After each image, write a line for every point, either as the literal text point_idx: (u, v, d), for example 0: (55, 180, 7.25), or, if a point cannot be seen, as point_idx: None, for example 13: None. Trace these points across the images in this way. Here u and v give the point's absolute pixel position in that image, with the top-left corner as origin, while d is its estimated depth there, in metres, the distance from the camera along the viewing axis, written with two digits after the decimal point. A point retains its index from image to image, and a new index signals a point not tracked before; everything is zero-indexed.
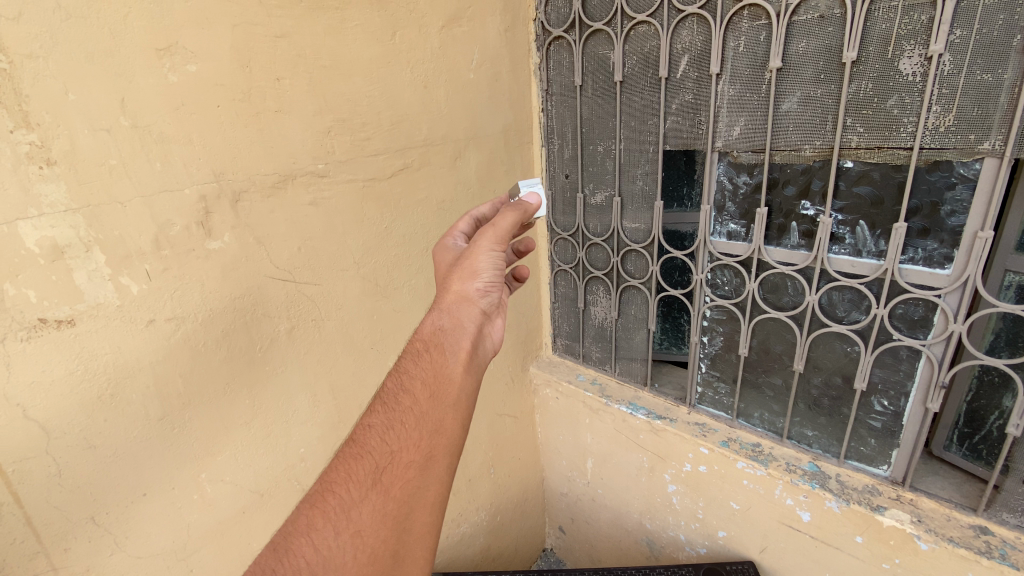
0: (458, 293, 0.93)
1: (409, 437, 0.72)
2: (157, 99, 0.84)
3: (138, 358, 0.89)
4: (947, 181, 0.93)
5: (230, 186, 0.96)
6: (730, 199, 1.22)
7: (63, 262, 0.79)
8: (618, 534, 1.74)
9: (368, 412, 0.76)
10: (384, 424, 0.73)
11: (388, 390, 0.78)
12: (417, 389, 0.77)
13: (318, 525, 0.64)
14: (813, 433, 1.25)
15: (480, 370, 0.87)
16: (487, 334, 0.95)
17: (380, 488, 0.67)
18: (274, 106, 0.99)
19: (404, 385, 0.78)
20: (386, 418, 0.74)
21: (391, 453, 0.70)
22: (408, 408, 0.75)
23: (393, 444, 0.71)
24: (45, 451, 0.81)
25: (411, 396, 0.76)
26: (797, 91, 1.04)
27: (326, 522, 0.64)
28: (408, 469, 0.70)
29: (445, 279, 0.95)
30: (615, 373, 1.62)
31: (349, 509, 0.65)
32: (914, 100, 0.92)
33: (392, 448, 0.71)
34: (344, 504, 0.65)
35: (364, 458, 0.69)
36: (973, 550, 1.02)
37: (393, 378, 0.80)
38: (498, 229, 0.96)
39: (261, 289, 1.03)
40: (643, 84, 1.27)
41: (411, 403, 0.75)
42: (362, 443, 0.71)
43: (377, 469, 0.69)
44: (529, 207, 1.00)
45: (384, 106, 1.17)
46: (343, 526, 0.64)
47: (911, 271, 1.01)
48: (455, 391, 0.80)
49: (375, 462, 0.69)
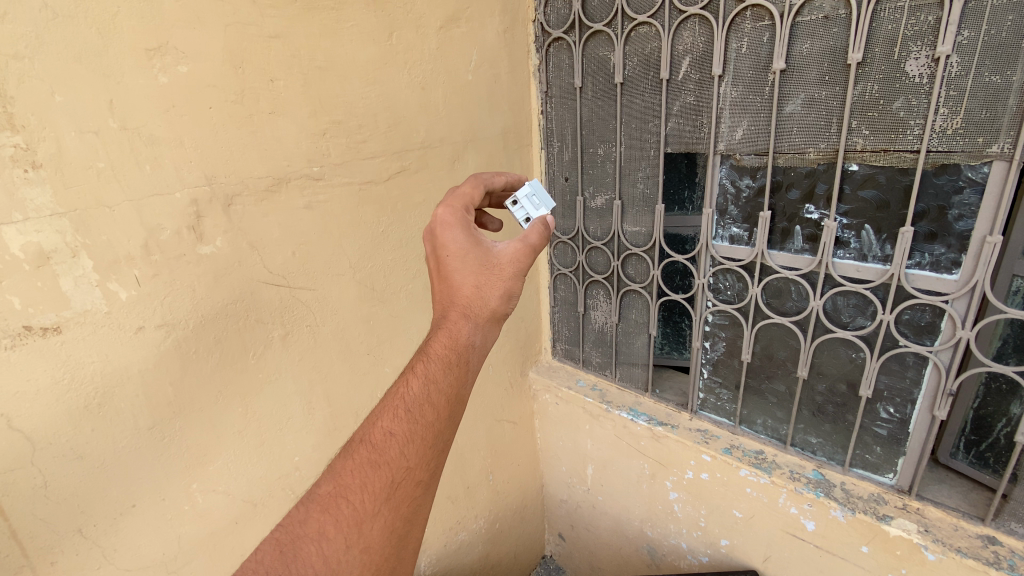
0: (494, 310, 0.84)
1: (425, 456, 0.70)
2: (147, 100, 0.82)
3: (126, 366, 0.86)
4: (954, 185, 0.91)
5: (222, 190, 0.93)
6: (732, 202, 1.20)
7: (48, 268, 0.77)
8: (618, 542, 1.72)
9: (384, 413, 0.71)
10: (405, 437, 0.69)
11: (413, 396, 0.72)
12: (441, 402, 0.73)
13: (330, 534, 0.64)
14: (816, 440, 1.22)
15: None
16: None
17: (391, 503, 0.67)
18: (268, 108, 0.97)
19: (431, 395, 0.73)
20: (408, 429, 0.70)
21: (406, 469, 0.69)
22: (429, 422, 0.71)
23: (409, 459, 0.69)
24: (30, 462, 0.78)
25: (435, 409, 0.72)
26: (801, 93, 1.02)
27: (337, 531, 0.64)
28: (417, 488, 0.70)
29: (482, 283, 0.83)
30: (616, 378, 1.59)
31: (361, 523, 0.65)
32: (920, 102, 0.91)
33: (408, 464, 0.69)
34: (355, 518, 0.65)
35: (380, 470, 0.67)
36: (981, 561, 0.99)
37: (418, 382, 0.73)
38: (532, 253, 0.90)
39: (254, 294, 1.01)
40: (643, 85, 1.25)
41: (433, 418, 0.72)
42: (381, 452, 0.68)
43: (391, 484, 0.67)
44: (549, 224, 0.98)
45: (380, 108, 1.15)
46: (354, 541, 0.64)
47: (917, 276, 0.99)
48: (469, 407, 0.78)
49: (391, 476, 0.68)
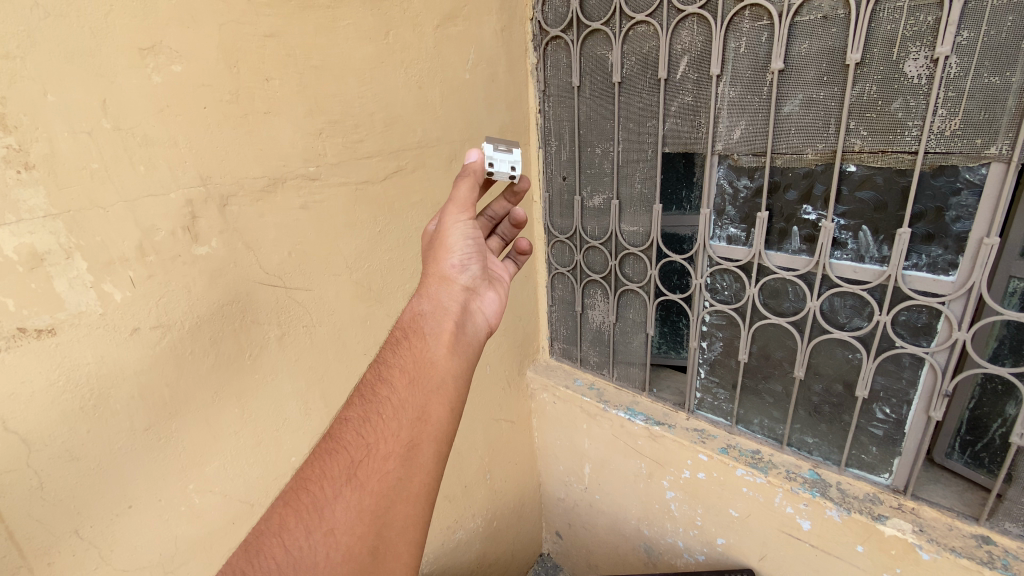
0: (437, 275, 0.91)
1: (386, 429, 0.69)
2: (141, 100, 0.82)
3: (121, 367, 0.86)
4: (952, 186, 0.91)
5: (217, 190, 0.93)
6: (730, 202, 1.20)
7: (43, 270, 0.76)
8: (615, 540, 1.72)
9: (347, 406, 0.74)
10: (360, 418, 0.70)
11: (367, 382, 0.76)
12: (395, 378, 0.75)
13: (290, 525, 0.61)
14: (813, 440, 1.23)
15: (466, 347, 0.85)
16: (475, 311, 0.94)
17: (355, 482, 0.65)
18: (263, 107, 0.96)
19: (384, 375, 0.76)
20: (363, 411, 0.71)
21: (367, 445, 0.68)
22: (385, 399, 0.73)
23: (369, 436, 0.68)
24: (25, 464, 0.78)
25: (390, 386, 0.74)
26: (799, 93, 1.02)
27: (298, 521, 0.61)
28: (386, 461, 0.67)
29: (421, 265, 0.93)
30: (613, 377, 1.59)
31: (323, 507, 0.62)
32: (918, 103, 0.90)
33: (367, 440, 0.68)
34: (317, 503, 0.63)
35: (338, 453, 0.67)
36: (976, 561, 0.99)
37: (373, 370, 0.78)
38: (459, 198, 0.93)
39: (250, 295, 1.00)
40: (641, 85, 1.25)
41: (388, 393, 0.73)
42: (337, 438, 0.69)
43: (353, 464, 0.66)
44: (479, 166, 0.92)
45: (377, 107, 1.14)
46: (316, 526, 0.61)
47: (914, 277, 0.99)
48: (440, 376, 0.78)
49: (350, 456, 0.67)
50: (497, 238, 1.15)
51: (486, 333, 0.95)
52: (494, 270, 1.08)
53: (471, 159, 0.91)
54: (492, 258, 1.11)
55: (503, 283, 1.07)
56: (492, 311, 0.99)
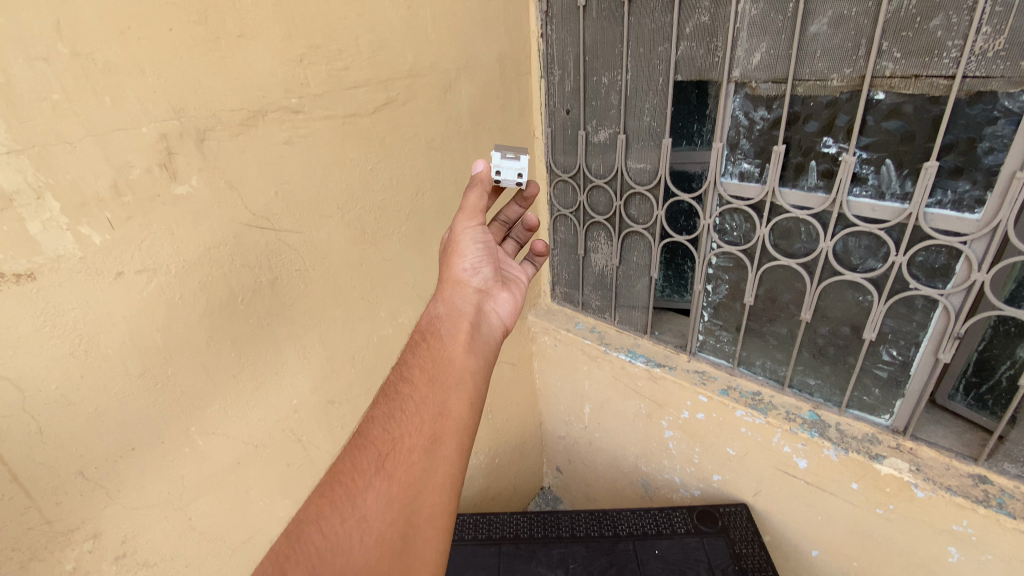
0: (450, 278, 0.92)
1: (410, 422, 0.71)
2: (98, 21, 0.73)
3: (109, 313, 0.83)
4: (988, 116, 0.83)
5: (193, 124, 0.86)
6: (744, 136, 1.12)
7: (13, 211, 0.72)
8: (613, 475, 1.78)
9: (371, 405, 0.75)
10: (385, 415, 0.72)
11: (389, 381, 0.77)
12: (415, 374, 0.77)
13: (326, 512, 0.62)
14: (815, 382, 1.22)
15: (483, 345, 0.86)
16: (490, 310, 0.94)
17: (383, 474, 0.66)
18: (236, 30, 0.88)
19: (404, 374, 0.78)
20: (387, 408, 0.73)
21: (392, 440, 0.69)
22: (407, 395, 0.74)
23: (393, 431, 0.70)
24: (21, 409, 0.77)
25: (410, 382, 0.76)
26: (828, 10, 0.92)
27: (333, 510, 0.62)
28: (411, 454, 0.68)
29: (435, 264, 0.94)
30: (615, 321, 1.57)
31: (355, 496, 0.64)
32: (961, 19, 0.81)
33: (393, 435, 0.69)
34: (349, 492, 0.64)
35: (367, 447, 0.68)
36: (970, 499, 0.99)
37: (394, 371, 0.79)
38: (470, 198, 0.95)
39: (238, 238, 0.96)
40: (654, 3, 1.13)
41: (408, 389, 0.75)
42: (365, 433, 0.70)
43: (380, 456, 0.67)
44: (487, 175, 0.93)
45: (362, 31, 1.05)
46: (349, 516, 0.62)
47: (937, 215, 0.93)
48: (457, 371, 0.78)
49: (377, 449, 0.68)
50: (512, 242, 1.13)
51: (503, 333, 0.95)
52: (511, 271, 1.07)
53: (478, 167, 0.92)
54: (507, 259, 1.09)
55: (520, 283, 1.06)
56: (508, 311, 0.98)
